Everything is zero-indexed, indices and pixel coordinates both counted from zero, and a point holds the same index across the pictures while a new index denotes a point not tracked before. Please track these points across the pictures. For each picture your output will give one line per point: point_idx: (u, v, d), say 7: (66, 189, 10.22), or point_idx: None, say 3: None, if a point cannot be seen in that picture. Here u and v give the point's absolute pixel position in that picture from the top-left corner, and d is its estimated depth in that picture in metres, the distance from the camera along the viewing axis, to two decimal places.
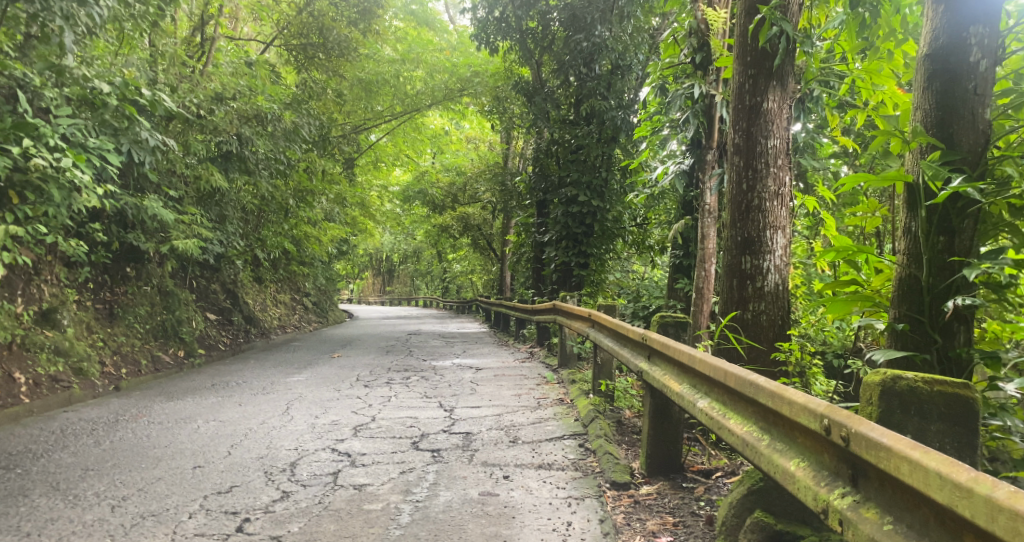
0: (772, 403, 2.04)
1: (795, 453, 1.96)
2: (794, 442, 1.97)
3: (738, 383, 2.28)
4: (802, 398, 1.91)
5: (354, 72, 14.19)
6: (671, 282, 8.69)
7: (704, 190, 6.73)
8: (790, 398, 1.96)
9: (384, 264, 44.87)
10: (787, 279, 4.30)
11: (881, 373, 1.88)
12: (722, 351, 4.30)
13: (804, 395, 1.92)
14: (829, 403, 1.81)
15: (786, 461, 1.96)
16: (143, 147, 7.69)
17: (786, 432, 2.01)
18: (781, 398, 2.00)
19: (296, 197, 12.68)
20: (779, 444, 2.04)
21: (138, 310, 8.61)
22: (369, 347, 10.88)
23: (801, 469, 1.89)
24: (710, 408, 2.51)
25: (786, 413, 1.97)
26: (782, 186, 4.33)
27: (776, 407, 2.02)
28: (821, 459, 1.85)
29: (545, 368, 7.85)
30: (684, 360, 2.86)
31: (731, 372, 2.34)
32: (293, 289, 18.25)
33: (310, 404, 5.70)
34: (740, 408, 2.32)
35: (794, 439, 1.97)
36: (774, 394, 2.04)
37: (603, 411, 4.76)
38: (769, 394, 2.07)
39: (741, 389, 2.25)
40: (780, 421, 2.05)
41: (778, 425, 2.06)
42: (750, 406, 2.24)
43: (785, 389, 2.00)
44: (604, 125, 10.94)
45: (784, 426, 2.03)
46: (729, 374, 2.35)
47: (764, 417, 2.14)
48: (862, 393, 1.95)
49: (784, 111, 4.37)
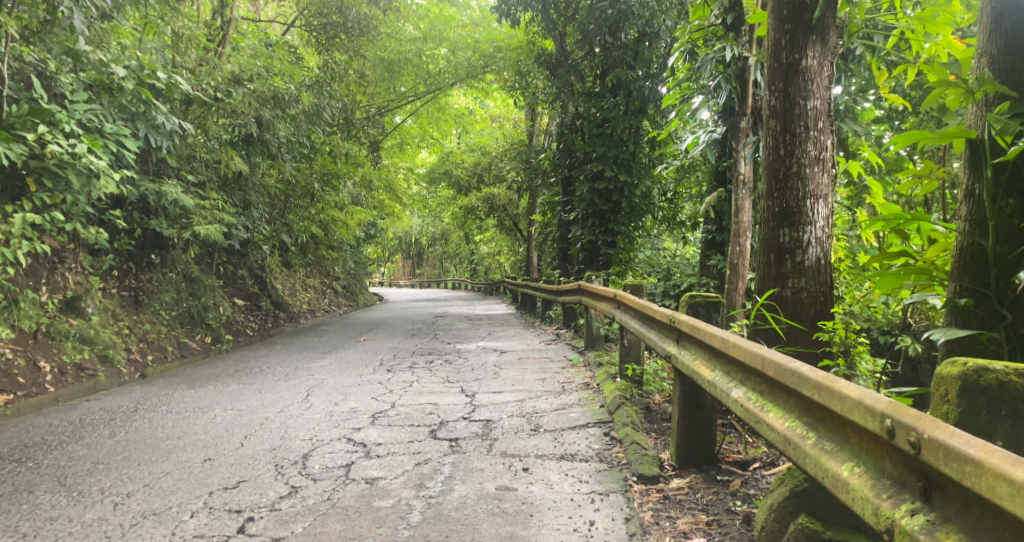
0: (819, 397, 1.78)
1: (848, 456, 1.70)
2: (847, 443, 1.71)
3: (777, 372, 2.02)
4: (857, 392, 1.65)
5: (375, 52, 13.98)
6: (703, 259, 8.35)
7: (738, 160, 6.42)
8: (842, 392, 1.69)
9: (413, 247, 45.04)
10: (829, 253, 3.99)
11: (961, 365, 1.60)
12: (758, 332, 4.01)
13: (858, 389, 1.66)
14: (891, 400, 1.55)
15: (837, 465, 1.70)
16: (160, 132, 7.56)
17: (836, 431, 1.75)
18: (830, 391, 1.74)
19: (322, 180, 12.59)
20: (827, 444, 1.78)
21: (163, 297, 8.56)
22: (395, 331, 10.78)
23: (857, 476, 1.63)
24: (746, 399, 2.25)
25: (836, 409, 1.71)
26: (824, 150, 4.01)
27: (824, 401, 1.76)
28: (882, 465, 1.58)
29: (572, 350, 7.64)
30: (716, 344, 2.60)
31: (768, 359, 2.08)
32: (322, 274, 18.24)
33: (330, 391, 5.55)
34: (780, 400, 2.06)
35: (847, 439, 1.71)
36: (822, 387, 1.78)
37: (631, 396, 4.51)
38: (815, 385, 1.81)
39: (781, 378, 1.99)
40: (828, 418, 1.79)
41: (826, 422, 1.80)
42: (791, 398, 1.99)
43: (835, 381, 1.74)
44: (631, 97, 10.61)
45: (833, 423, 1.77)
46: (766, 361, 2.09)
47: (809, 411, 1.88)
48: (935, 390, 1.67)
49: (825, 69, 4.04)
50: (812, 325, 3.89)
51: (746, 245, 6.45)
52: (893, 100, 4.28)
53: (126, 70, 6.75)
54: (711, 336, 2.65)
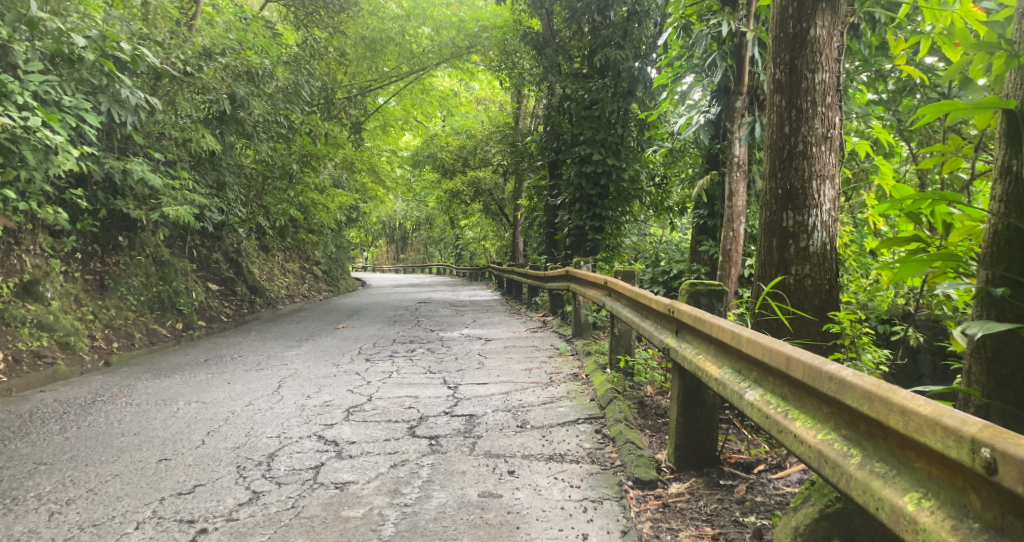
0: (870, 409, 1.56)
1: (910, 484, 1.48)
2: (908, 467, 1.49)
3: (809, 375, 1.80)
4: (928, 409, 1.43)
5: (356, 29, 13.54)
6: (695, 245, 8.08)
7: (733, 141, 6.17)
8: (906, 406, 1.47)
9: (398, 232, 44.60)
10: (835, 239, 3.75)
11: None
12: (761, 323, 3.76)
13: (929, 405, 1.44)
14: (981, 423, 1.33)
15: (897, 494, 1.48)
16: (124, 106, 7.17)
17: (890, 451, 1.54)
18: (887, 404, 1.52)
19: (301, 162, 12.19)
20: (880, 466, 1.56)
21: (131, 281, 8.16)
22: (376, 317, 10.46)
23: (928, 512, 1.41)
24: (766, 404, 2.02)
25: (897, 427, 1.49)
26: (832, 128, 3.77)
27: (879, 417, 1.54)
28: (964, 502, 1.36)
29: (559, 339, 7.38)
30: (724, 338, 2.36)
31: (796, 360, 1.86)
32: (302, 258, 17.81)
33: (304, 382, 5.24)
34: (810, 408, 1.84)
35: (908, 462, 1.49)
36: (874, 397, 1.56)
37: (623, 389, 4.25)
38: (864, 395, 1.59)
39: (816, 384, 1.76)
40: (879, 434, 1.57)
41: (876, 439, 1.59)
42: (825, 406, 1.77)
43: (896, 393, 1.51)
44: (620, 78, 10.32)
45: (885, 441, 1.56)
46: (793, 362, 1.87)
47: (854, 424, 1.66)
48: None
49: (835, 40, 3.79)
50: (818, 316, 3.65)
51: (739, 230, 6.22)
52: (910, 73, 4.00)
53: (87, 40, 6.33)
54: (718, 328, 2.43)
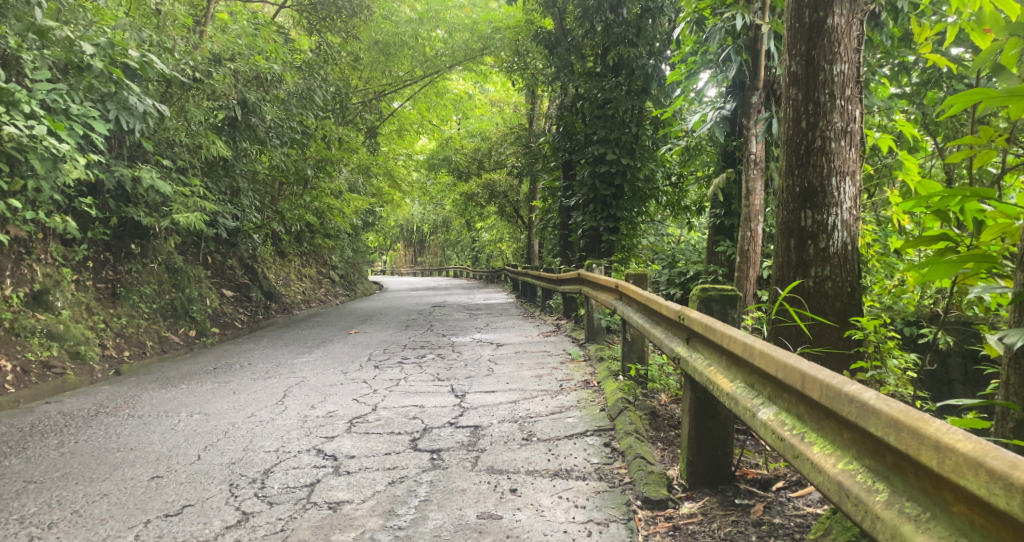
0: (897, 441, 1.40)
1: (946, 531, 1.31)
2: (944, 510, 1.32)
3: (828, 396, 1.63)
4: (969, 446, 1.26)
5: (369, 33, 13.50)
6: (712, 245, 7.86)
7: (749, 138, 5.96)
8: (944, 441, 1.30)
9: (416, 235, 44.67)
10: (857, 239, 3.57)
11: None
12: (780, 329, 3.59)
13: (968, 442, 1.27)
14: None
15: None
16: (132, 113, 7.09)
17: (922, 489, 1.37)
18: (918, 437, 1.36)
19: (316, 167, 12.10)
20: (910, 506, 1.40)
21: (143, 289, 8.09)
22: (390, 322, 10.37)
23: None
24: (780, 425, 1.86)
25: (931, 464, 1.32)
26: (851, 121, 3.57)
27: (908, 450, 1.37)
28: None
29: (572, 343, 7.22)
30: (736, 349, 2.19)
31: (811, 378, 1.70)
32: (318, 262, 17.78)
33: (309, 391, 5.13)
34: (829, 433, 1.67)
35: (944, 505, 1.33)
36: (902, 427, 1.40)
37: (635, 399, 4.07)
38: (891, 423, 1.43)
39: (836, 407, 1.60)
40: (909, 469, 1.41)
41: (905, 474, 1.42)
42: (846, 431, 1.60)
43: (929, 424, 1.35)
44: (634, 76, 10.08)
45: (916, 478, 1.39)
46: (809, 380, 1.71)
47: (880, 455, 1.49)
48: None
49: (854, 28, 3.59)
50: (840, 321, 3.47)
51: (757, 230, 6.03)
52: (935, 61, 3.77)
53: (94, 48, 6.32)
54: (729, 338, 2.26)
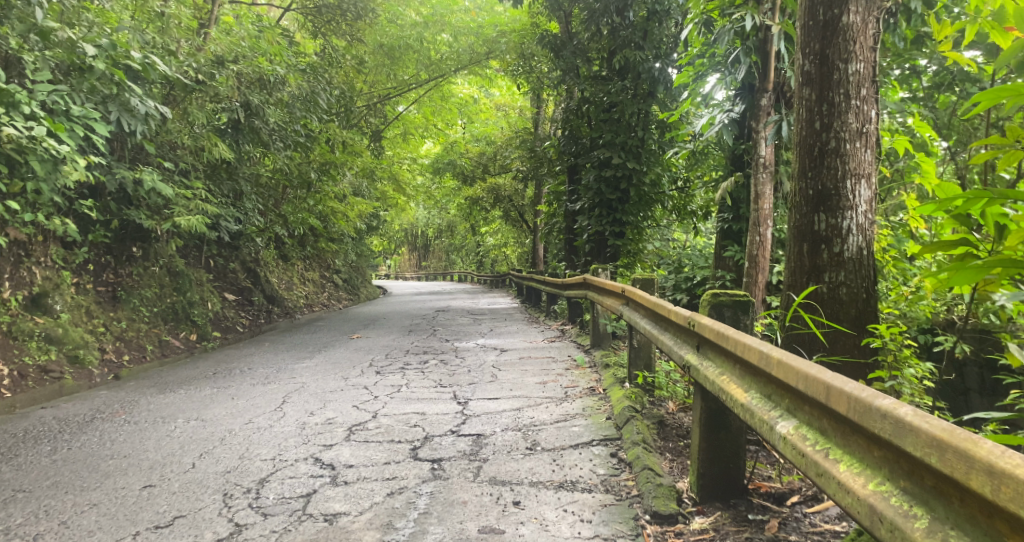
0: (943, 463, 1.38)
1: None
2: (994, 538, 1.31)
3: (857, 412, 1.60)
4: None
5: (374, 36, 13.45)
6: (720, 250, 7.73)
7: (759, 141, 5.86)
8: (998, 466, 1.29)
9: (420, 240, 44.59)
10: (872, 243, 3.46)
11: None
12: (793, 337, 3.48)
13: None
14: None
15: None
16: (134, 115, 7.01)
17: (969, 516, 1.36)
18: (967, 460, 1.34)
19: (319, 170, 11.94)
20: (954, 533, 1.38)
21: (143, 293, 7.99)
22: (392, 327, 10.27)
23: None
24: (799, 440, 1.82)
25: (984, 490, 1.31)
26: (867, 122, 3.46)
27: (957, 474, 1.35)
28: None
29: (576, 349, 7.10)
30: (746, 358, 2.15)
31: (837, 391, 1.66)
32: (321, 267, 17.68)
33: (309, 397, 5.03)
34: (856, 450, 1.64)
35: (993, 533, 1.31)
36: (947, 448, 1.38)
37: (642, 407, 3.96)
38: (933, 444, 1.41)
39: (867, 424, 1.57)
40: (953, 493, 1.39)
41: (947, 498, 1.40)
42: (875, 449, 1.58)
43: (979, 447, 1.33)
44: (640, 79, 10.00)
45: (962, 503, 1.37)
46: (834, 393, 1.67)
47: (918, 476, 1.47)
48: None
49: (870, 27, 3.49)
50: (855, 328, 3.36)
51: (766, 235, 5.93)
52: (954, 59, 3.66)
53: (96, 49, 6.25)
54: (739, 344, 2.21)
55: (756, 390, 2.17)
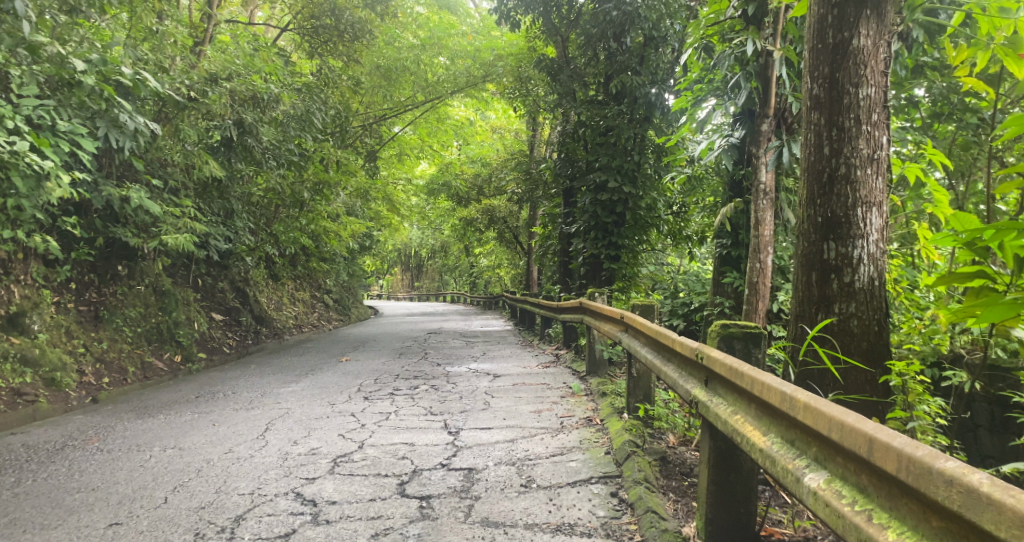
0: None
1: None
2: None
3: (916, 475, 1.55)
4: None
5: (370, 57, 13.38)
6: (717, 276, 7.59)
7: (759, 167, 5.75)
8: None
9: (413, 261, 44.39)
10: (884, 274, 3.34)
11: None
12: (804, 372, 3.35)
13: None
14: None
15: None
16: (122, 131, 6.83)
17: None
18: None
19: (313, 191, 11.54)
20: None
21: (127, 312, 7.76)
22: (383, 349, 10.06)
23: None
24: (839, 498, 1.76)
25: None
26: (878, 148, 3.35)
27: None
28: None
29: (571, 376, 6.94)
30: (772, 403, 2.09)
31: (891, 449, 1.61)
32: (313, 286, 17.44)
33: (293, 425, 4.83)
34: (908, 516, 1.59)
35: None
36: None
37: (643, 441, 3.80)
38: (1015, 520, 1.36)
39: (929, 490, 1.52)
40: None
41: None
42: (933, 518, 1.53)
43: None
44: (636, 104, 9.95)
45: None
46: (888, 451, 1.62)
47: None
48: None
49: (881, 50, 3.37)
50: (867, 363, 3.23)
51: (767, 262, 5.80)
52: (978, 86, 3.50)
53: (86, 64, 6.11)
54: (761, 385, 2.16)
55: (775, 434, 2.14)
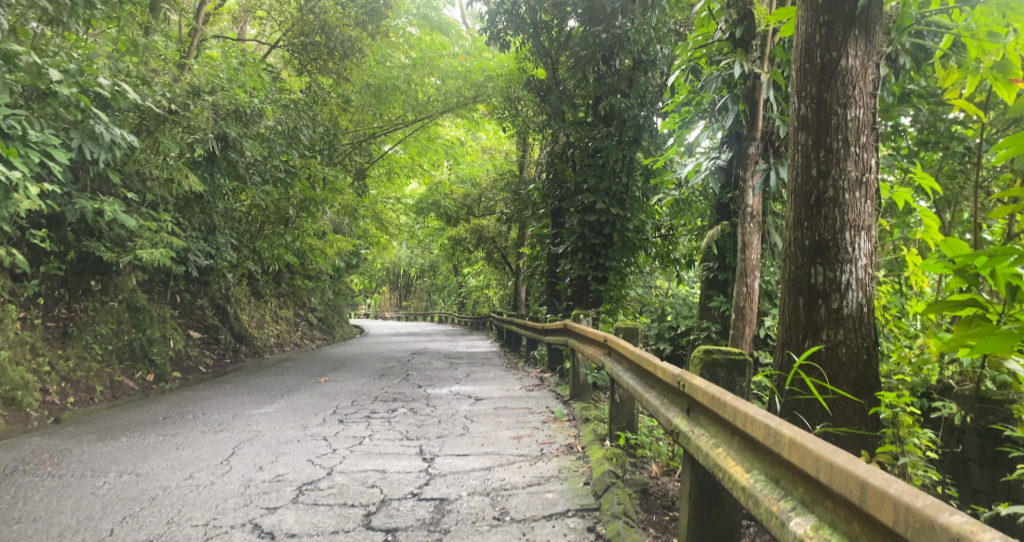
0: None
1: None
2: None
3: (916, 527, 1.43)
4: None
5: (360, 76, 13.32)
6: (704, 300, 7.47)
7: (746, 190, 5.67)
8: None
9: (401, 280, 44.13)
10: (873, 299, 3.22)
11: None
12: (792, 403, 3.22)
13: None
14: None
15: None
16: (98, 143, 6.67)
17: None
18: None
19: (299, 207, 11.41)
20: None
21: (98, 329, 7.52)
22: (364, 370, 9.86)
23: None
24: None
25: None
26: (867, 171, 3.25)
27: None
28: None
29: (554, 400, 6.77)
30: (757, 438, 1.96)
31: (890, 499, 1.49)
32: (297, 304, 17.20)
33: (260, 449, 4.64)
34: None
35: None
36: None
37: (623, 471, 3.65)
38: None
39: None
40: None
41: None
42: None
43: None
44: (625, 126, 9.91)
45: None
46: (886, 502, 1.50)
47: None
48: None
49: (870, 71, 3.28)
50: (855, 393, 3.10)
51: (753, 286, 5.70)
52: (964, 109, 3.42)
53: (62, 74, 5.96)
54: (745, 418, 2.04)
55: (759, 470, 2.01)
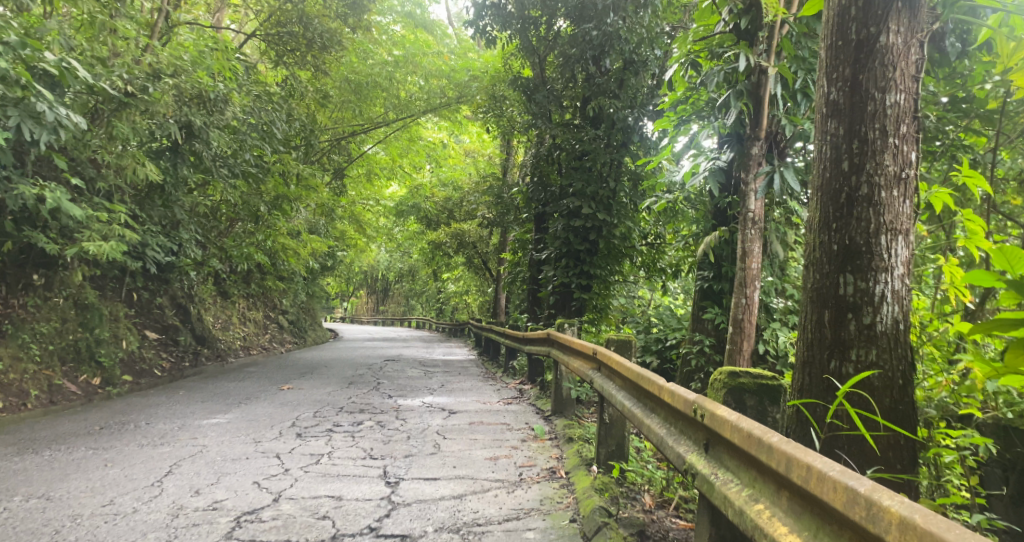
0: None
1: None
2: None
3: None
4: None
5: (340, 71, 12.72)
6: (697, 311, 7.02)
7: (747, 194, 5.22)
8: None
9: (379, 284, 43.21)
10: (909, 315, 2.79)
11: None
12: (832, 443, 2.75)
13: None
14: None
15: None
16: (41, 124, 5.99)
17: None
18: None
19: (270, 204, 10.80)
20: None
21: (38, 327, 6.91)
22: (332, 377, 9.28)
23: None
24: None
25: None
26: (907, 166, 2.81)
27: None
28: None
29: (535, 415, 6.27)
30: (839, 506, 1.52)
31: None
32: (267, 306, 16.48)
33: (202, 467, 4.09)
34: None
35: None
36: None
37: (618, 507, 3.19)
38: None
39: None
40: None
41: None
42: None
43: None
44: (614, 129, 9.48)
45: None
46: None
47: None
48: None
49: (913, 51, 2.84)
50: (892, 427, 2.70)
51: (753, 297, 5.25)
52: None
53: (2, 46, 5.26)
54: (809, 474, 1.62)
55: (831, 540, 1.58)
